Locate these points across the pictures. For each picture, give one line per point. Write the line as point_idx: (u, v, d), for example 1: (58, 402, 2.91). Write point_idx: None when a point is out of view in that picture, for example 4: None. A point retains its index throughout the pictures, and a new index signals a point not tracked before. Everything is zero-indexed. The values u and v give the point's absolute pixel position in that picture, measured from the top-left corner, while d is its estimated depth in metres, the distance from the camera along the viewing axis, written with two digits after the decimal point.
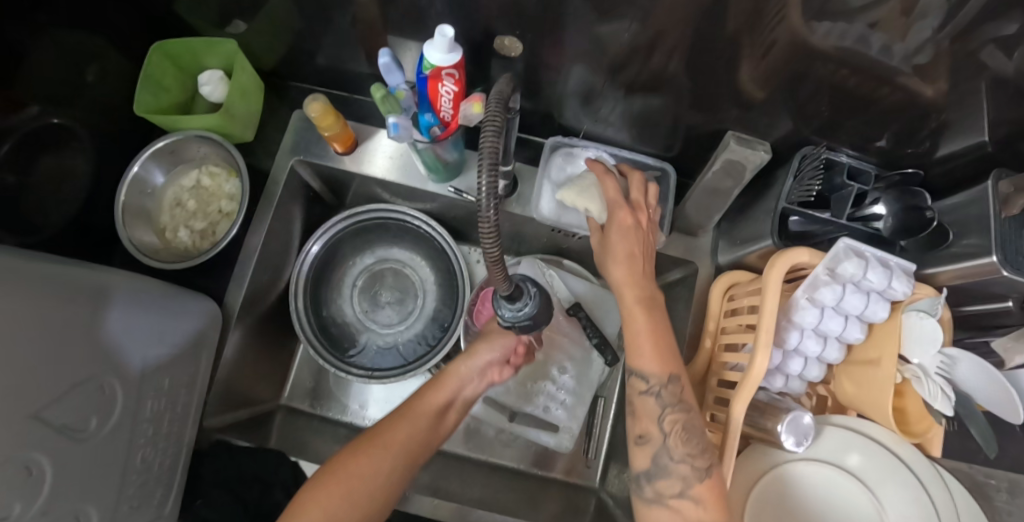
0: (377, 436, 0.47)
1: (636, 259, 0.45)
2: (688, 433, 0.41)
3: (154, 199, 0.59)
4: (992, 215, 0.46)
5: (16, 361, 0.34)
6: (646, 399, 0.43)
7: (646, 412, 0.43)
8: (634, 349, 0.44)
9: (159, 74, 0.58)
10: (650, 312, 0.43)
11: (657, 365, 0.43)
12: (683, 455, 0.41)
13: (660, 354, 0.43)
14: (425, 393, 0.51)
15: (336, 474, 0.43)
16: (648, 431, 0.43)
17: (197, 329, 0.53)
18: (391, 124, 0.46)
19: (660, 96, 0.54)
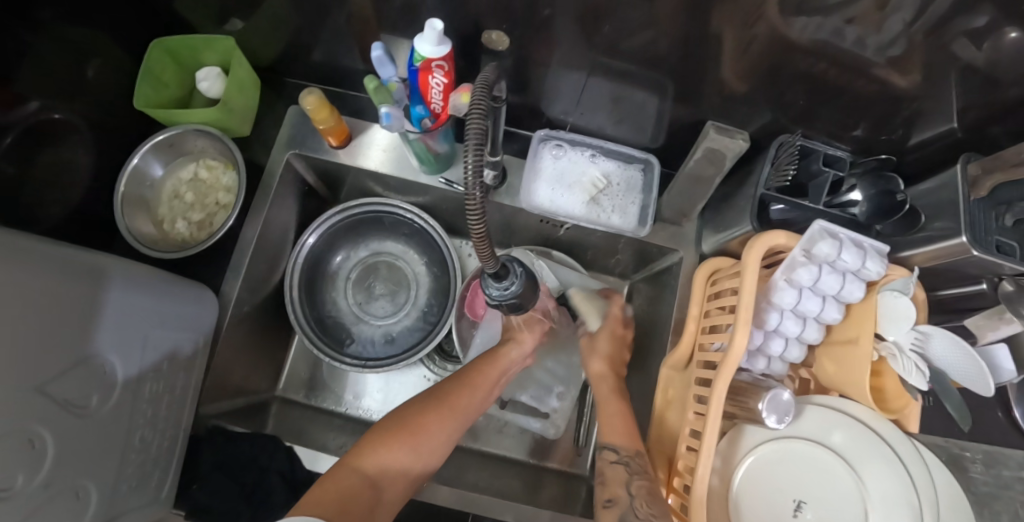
0: (449, 399, 0.51)
1: (609, 359, 0.59)
2: (651, 497, 0.46)
3: (153, 191, 0.60)
4: (961, 198, 0.48)
5: (21, 338, 0.36)
6: (616, 468, 0.49)
7: (616, 478, 0.48)
8: (607, 427, 0.52)
9: (157, 69, 0.60)
10: (620, 400, 0.55)
11: (627, 439, 0.51)
12: (646, 514, 0.44)
13: (622, 429, 0.52)
14: (482, 367, 0.56)
15: (396, 425, 0.48)
16: (617, 496, 0.47)
17: (196, 316, 0.55)
18: (384, 114, 0.48)
19: (645, 89, 0.56)
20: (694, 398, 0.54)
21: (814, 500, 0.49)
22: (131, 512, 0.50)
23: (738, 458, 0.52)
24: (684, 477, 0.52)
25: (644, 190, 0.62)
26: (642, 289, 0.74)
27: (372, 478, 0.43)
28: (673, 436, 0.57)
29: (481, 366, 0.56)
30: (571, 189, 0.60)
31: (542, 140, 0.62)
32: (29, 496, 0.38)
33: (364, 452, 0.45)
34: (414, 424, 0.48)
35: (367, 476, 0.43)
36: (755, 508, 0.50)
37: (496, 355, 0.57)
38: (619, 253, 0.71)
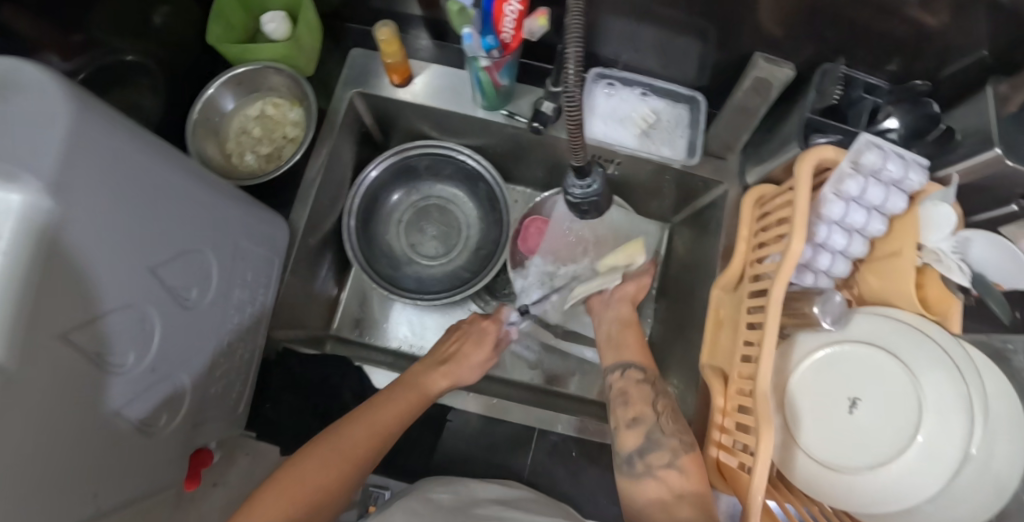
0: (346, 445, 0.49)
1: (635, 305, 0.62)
2: (675, 416, 0.50)
3: (223, 124, 0.63)
4: (993, 117, 0.52)
5: (137, 219, 0.37)
6: (640, 387, 0.53)
7: (641, 398, 0.52)
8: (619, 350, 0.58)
9: (227, 11, 0.62)
10: (637, 325, 0.60)
11: (644, 358, 0.56)
12: (673, 430, 0.48)
13: (642, 352, 0.57)
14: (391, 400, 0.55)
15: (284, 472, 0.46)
16: (642, 414, 0.50)
17: (272, 236, 0.56)
18: (465, 35, 0.52)
19: (686, 38, 0.60)
20: (747, 311, 0.57)
21: (869, 398, 0.52)
22: (211, 421, 0.52)
23: (792, 366, 0.56)
24: (741, 384, 0.55)
25: (692, 126, 0.66)
26: (683, 230, 0.78)
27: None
28: (725, 352, 0.60)
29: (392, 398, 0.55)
30: (622, 123, 0.65)
31: (595, 78, 0.65)
32: (139, 375, 0.39)
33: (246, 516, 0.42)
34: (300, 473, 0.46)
35: None
36: (811, 407, 0.54)
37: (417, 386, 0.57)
38: (663, 191, 0.75)
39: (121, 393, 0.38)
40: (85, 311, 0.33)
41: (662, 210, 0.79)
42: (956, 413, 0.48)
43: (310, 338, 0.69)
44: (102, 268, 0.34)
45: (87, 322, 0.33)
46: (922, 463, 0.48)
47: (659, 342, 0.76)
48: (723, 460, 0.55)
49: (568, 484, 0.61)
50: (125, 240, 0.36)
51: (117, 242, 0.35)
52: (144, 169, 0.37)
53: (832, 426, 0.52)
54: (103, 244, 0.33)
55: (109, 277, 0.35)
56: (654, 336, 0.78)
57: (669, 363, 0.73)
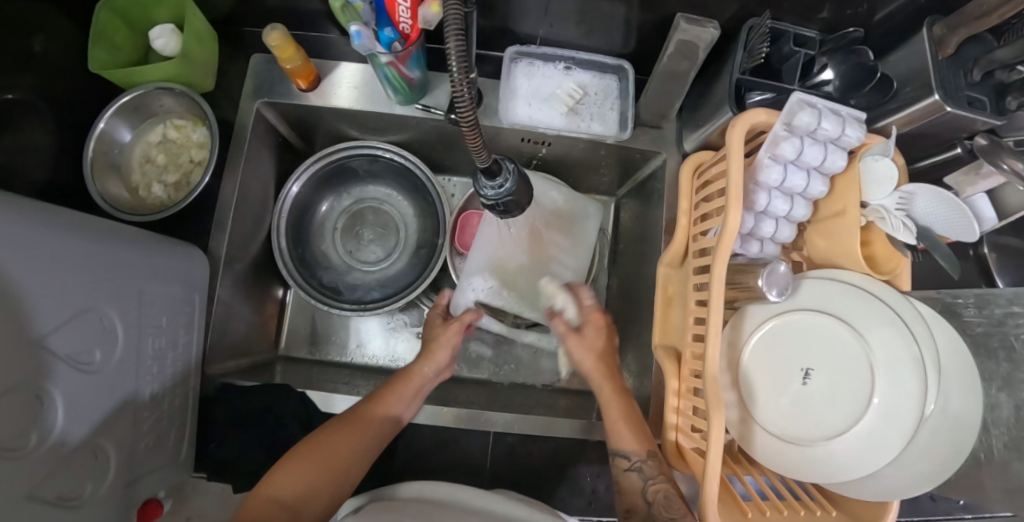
0: (358, 421, 0.50)
1: (600, 359, 0.55)
2: (669, 499, 0.48)
3: (122, 156, 0.59)
4: (930, 60, 0.48)
5: (10, 296, 0.33)
6: (631, 477, 0.51)
7: (631, 489, 0.50)
8: (614, 434, 0.53)
9: (108, 32, 0.57)
10: (620, 400, 0.54)
11: (635, 444, 0.51)
12: (668, 520, 0.47)
13: (636, 437, 0.52)
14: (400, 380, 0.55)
15: (308, 449, 0.47)
16: (634, 506, 0.50)
17: (186, 273, 0.53)
18: (354, 33, 0.47)
19: (608, 8, 0.55)
20: (694, 289, 0.55)
21: (821, 367, 0.51)
22: (151, 474, 0.50)
23: (744, 340, 0.55)
24: (692, 366, 0.54)
25: (622, 97, 0.62)
26: (628, 204, 0.75)
27: (284, 504, 0.42)
28: (676, 330, 0.58)
29: (396, 382, 0.56)
30: (548, 102, 0.61)
31: (514, 56, 0.61)
32: (44, 457, 0.37)
33: (277, 480, 0.44)
34: (326, 438, 0.48)
35: (282, 502, 0.42)
36: (765, 382, 0.52)
37: (411, 370, 0.56)
38: (603, 167, 0.72)
39: (33, 474, 0.36)
40: None
41: (605, 185, 0.76)
42: (908, 375, 0.46)
43: (254, 365, 0.66)
44: None
45: None
46: (881, 426, 0.47)
47: (613, 321, 0.74)
48: (682, 443, 0.54)
49: (533, 484, 0.59)
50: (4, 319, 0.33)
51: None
52: (6, 236, 0.34)
53: (786, 398, 0.51)
54: None
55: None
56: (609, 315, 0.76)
57: (624, 342, 0.71)
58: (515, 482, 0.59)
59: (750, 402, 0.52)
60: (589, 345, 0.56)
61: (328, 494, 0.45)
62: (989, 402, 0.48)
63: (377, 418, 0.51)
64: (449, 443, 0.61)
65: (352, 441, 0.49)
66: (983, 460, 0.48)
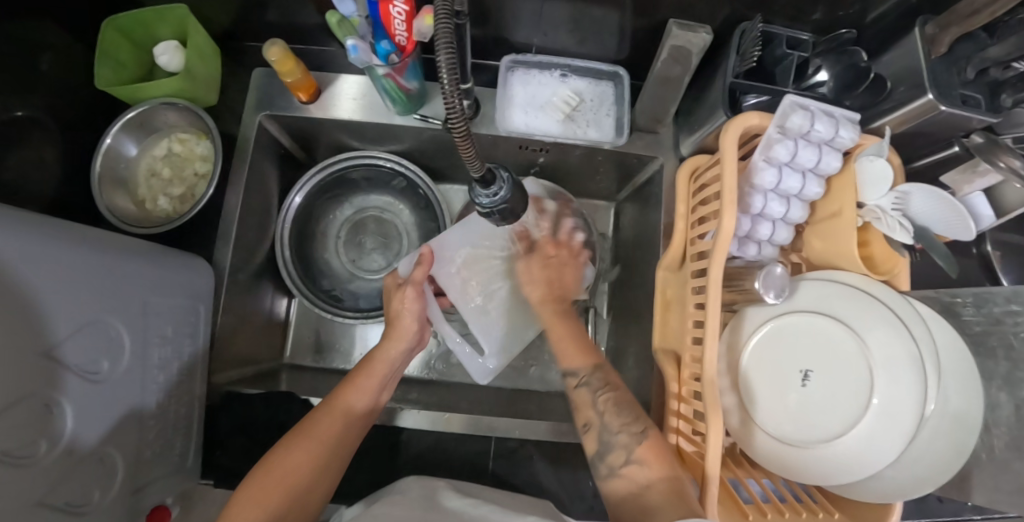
0: (312, 430, 0.48)
1: (546, 283, 0.61)
2: (619, 407, 0.49)
3: (129, 170, 0.60)
4: (922, 60, 0.49)
5: (18, 308, 0.35)
6: (581, 391, 0.52)
7: (583, 403, 0.51)
8: (560, 353, 0.56)
9: (114, 50, 0.58)
10: (563, 320, 0.59)
11: (582, 360, 0.54)
12: (621, 426, 0.48)
13: (578, 351, 0.55)
14: (355, 378, 0.53)
15: (267, 469, 0.44)
16: (588, 419, 0.50)
17: (191, 283, 0.55)
18: (350, 47, 0.49)
19: (600, 16, 0.56)
20: (692, 292, 0.55)
21: (820, 369, 0.51)
22: (158, 481, 0.51)
23: (743, 342, 0.55)
24: (692, 369, 0.54)
25: (617, 103, 0.63)
26: (628, 208, 0.75)
27: None
28: (675, 334, 0.58)
29: (359, 373, 0.54)
30: (543, 109, 0.61)
31: (510, 65, 0.62)
32: (53, 464, 0.38)
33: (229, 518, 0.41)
34: (277, 458, 0.45)
35: None
36: (764, 384, 0.52)
37: (373, 357, 0.55)
38: (601, 172, 0.72)
39: (43, 481, 0.37)
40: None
41: (605, 190, 0.77)
42: (907, 376, 0.46)
43: (260, 373, 0.67)
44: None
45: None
46: (882, 424, 0.46)
47: (615, 325, 0.75)
48: (682, 446, 0.54)
49: (534, 488, 0.60)
50: (14, 330, 0.34)
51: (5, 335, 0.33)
52: (13, 251, 0.35)
53: (785, 400, 0.51)
54: None
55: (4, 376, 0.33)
56: (611, 319, 0.77)
57: (626, 346, 0.72)
58: (517, 487, 0.60)
59: (750, 404, 0.52)
60: (548, 267, 0.62)
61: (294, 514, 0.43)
62: (990, 401, 0.48)
63: (334, 422, 0.49)
64: (451, 448, 0.61)
65: (304, 458, 0.46)
66: (985, 460, 0.48)
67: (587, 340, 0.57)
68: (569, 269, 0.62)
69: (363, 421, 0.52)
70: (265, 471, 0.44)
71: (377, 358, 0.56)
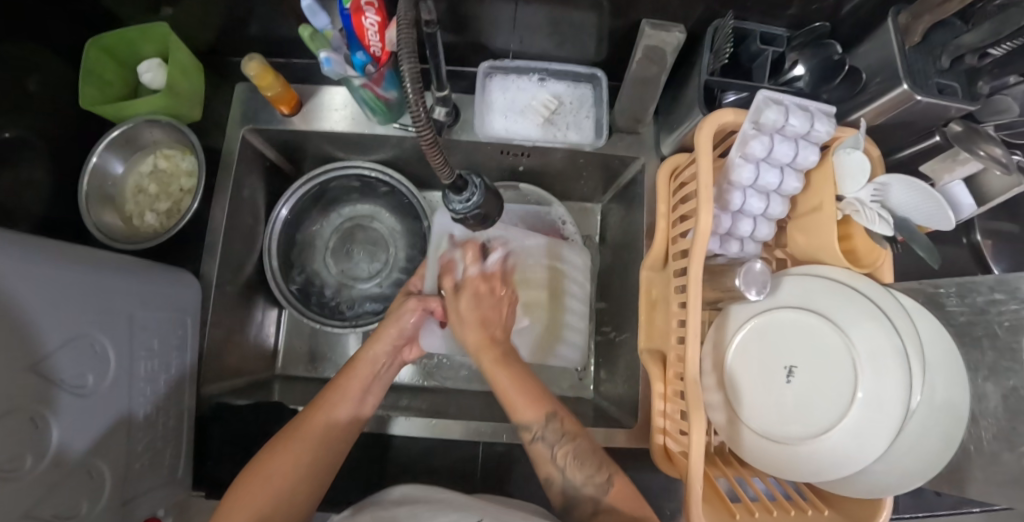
0: (300, 433, 0.49)
1: (482, 323, 0.56)
2: (578, 460, 0.47)
3: (116, 188, 0.61)
4: (896, 49, 0.48)
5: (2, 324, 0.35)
6: (538, 446, 0.48)
7: (542, 457, 0.48)
8: (512, 406, 0.50)
9: (98, 69, 0.60)
10: (506, 365, 0.53)
11: (534, 411, 0.49)
12: (584, 478, 0.46)
13: (531, 402, 0.50)
14: (343, 382, 0.53)
15: (251, 479, 0.44)
16: (550, 473, 0.48)
17: (177, 297, 0.55)
18: (323, 59, 0.49)
19: (576, 18, 0.56)
20: (675, 291, 0.55)
21: (805, 365, 0.51)
22: (147, 494, 0.51)
23: (728, 340, 0.55)
24: (677, 368, 0.54)
25: (597, 105, 0.63)
26: (613, 209, 0.75)
27: None
28: (660, 333, 0.58)
29: (347, 373, 0.55)
30: (523, 114, 0.62)
31: (488, 71, 0.62)
32: (40, 477, 0.38)
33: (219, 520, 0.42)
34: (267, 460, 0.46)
35: None
36: (749, 383, 0.52)
37: (361, 357, 0.56)
38: (584, 174, 0.72)
39: (28, 495, 0.37)
40: None
41: (590, 192, 0.77)
42: (891, 367, 0.46)
43: (251, 384, 0.68)
44: None
45: None
46: (866, 418, 0.46)
47: (604, 326, 0.74)
48: (669, 446, 0.54)
49: (523, 491, 0.60)
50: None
51: None
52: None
53: (771, 399, 0.51)
54: None
55: None
56: (600, 320, 0.76)
57: (614, 348, 0.71)
58: (507, 490, 0.60)
59: (735, 402, 0.52)
60: (481, 298, 0.57)
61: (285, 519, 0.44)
62: (977, 392, 0.47)
63: (325, 422, 0.50)
64: (442, 452, 0.61)
65: (293, 460, 0.46)
66: (973, 452, 0.47)
67: (540, 387, 0.52)
68: (500, 303, 0.58)
69: (357, 419, 0.53)
70: (255, 474, 0.45)
71: (371, 356, 0.56)
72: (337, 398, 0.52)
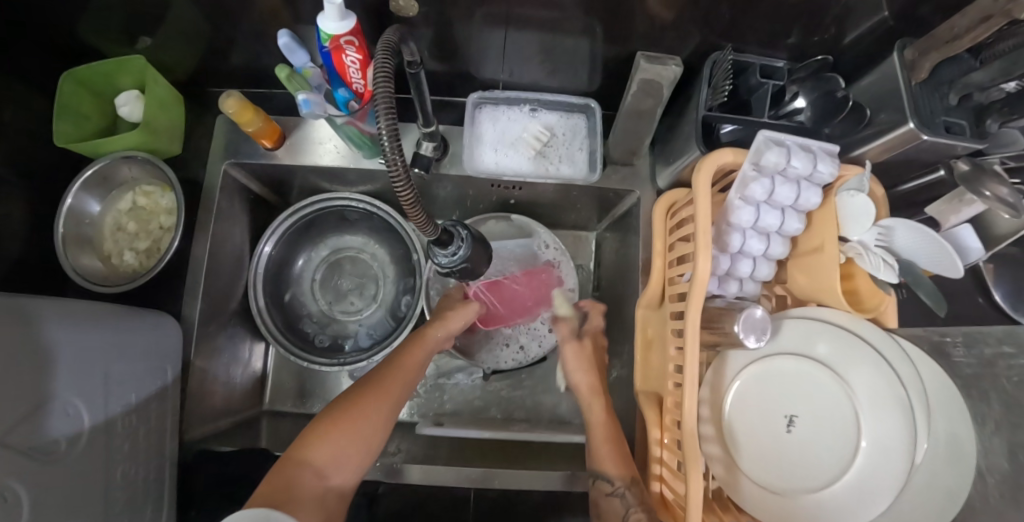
0: (383, 386, 0.51)
1: (592, 369, 0.60)
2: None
3: (93, 228, 0.59)
4: (902, 84, 0.46)
5: None
6: (614, 502, 0.49)
7: (612, 512, 0.49)
8: (597, 456, 0.53)
9: (74, 104, 0.58)
10: (609, 417, 0.56)
11: (619, 468, 0.51)
12: None
13: (618, 460, 0.52)
14: (408, 350, 0.55)
15: (338, 417, 0.47)
16: None
17: (156, 344, 0.53)
18: (302, 101, 0.47)
19: (568, 47, 0.54)
20: (672, 333, 0.53)
21: (806, 414, 0.49)
22: None
23: (726, 384, 0.53)
24: (674, 415, 0.52)
25: (590, 136, 0.61)
26: (608, 238, 0.73)
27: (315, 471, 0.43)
28: (657, 375, 0.56)
29: (410, 345, 0.57)
30: (514, 147, 0.59)
31: (477, 103, 0.60)
32: None
33: (308, 447, 0.44)
34: (358, 398, 0.49)
35: (313, 466, 0.43)
36: (748, 430, 0.50)
37: (423, 337, 0.57)
38: (579, 205, 0.70)
39: None
40: None
41: (585, 220, 0.75)
42: (894, 418, 0.45)
43: (237, 424, 0.66)
44: None
45: None
46: (868, 471, 0.45)
47: None
48: (666, 494, 0.52)
49: None
50: None
51: None
52: None
53: (772, 446, 0.49)
54: None
55: None
56: None
57: (610, 383, 0.69)
58: None
59: (735, 451, 0.50)
60: (585, 352, 0.61)
61: (360, 459, 0.46)
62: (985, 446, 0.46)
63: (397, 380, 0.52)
64: (435, 497, 0.60)
65: (373, 407, 0.48)
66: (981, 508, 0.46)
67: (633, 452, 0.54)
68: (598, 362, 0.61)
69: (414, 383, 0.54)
70: (344, 413, 0.47)
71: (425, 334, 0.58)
72: (393, 370, 0.53)
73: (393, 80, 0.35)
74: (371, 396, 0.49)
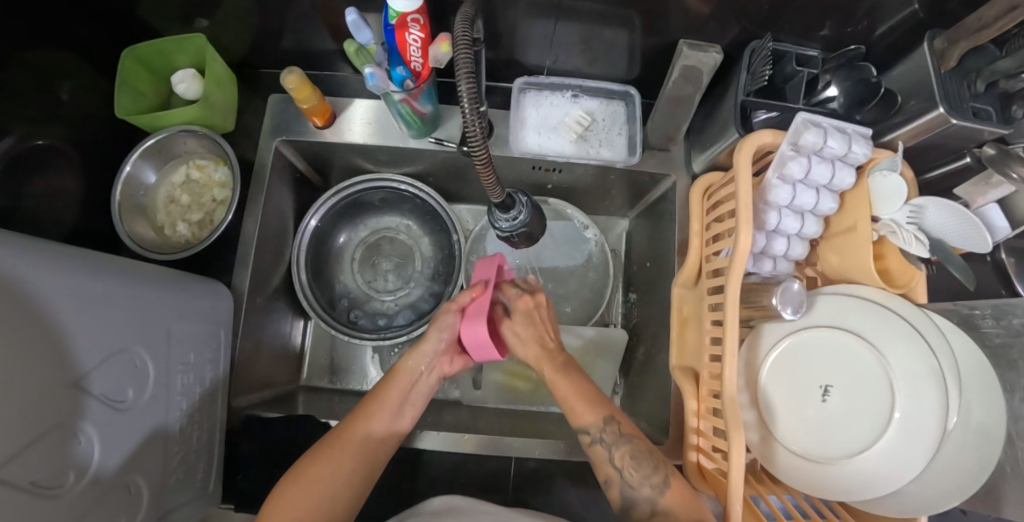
0: (347, 439, 0.48)
1: (540, 341, 0.55)
2: (636, 461, 0.47)
3: (148, 198, 0.61)
4: (932, 73, 0.49)
5: (44, 341, 0.34)
6: (597, 448, 0.49)
7: (601, 459, 0.49)
8: (570, 409, 0.52)
9: (134, 80, 0.60)
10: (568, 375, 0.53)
11: (593, 415, 0.50)
12: (641, 479, 0.46)
13: (588, 406, 0.51)
14: (381, 391, 0.53)
15: (292, 486, 0.44)
16: (609, 475, 0.48)
17: (210, 310, 0.55)
18: (368, 75, 0.50)
19: (610, 37, 0.57)
20: (709, 308, 0.55)
21: (840, 384, 0.50)
22: (182, 508, 0.51)
23: (761, 358, 0.55)
24: (711, 386, 0.54)
25: (629, 122, 0.63)
26: (640, 224, 0.76)
27: None
28: (693, 351, 0.58)
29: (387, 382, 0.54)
30: (556, 130, 0.62)
31: (522, 87, 0.63)
32: (83, 494, 0.38)
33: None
34: (319, 461, 0.46)
35: None
36: (783, 400, 0.52)
37: (399, 369, 0.54)
38: (613, 190, 0.73)
39: (72, 511, 0.37)
40: (22, 438, 0.32)
41: (617, 206, 0.77)
42: (928, 386, 0.46)
43: (277, 397, 0.67)
44: (24, 395, 0.32)
45: (25, 449, 0.32)
46: (902, 437, 0.46)
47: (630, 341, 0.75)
48: (703, 463, 0.54)
49: (555, 508, 0.60)
50: (38, 365, 0.34)
51: (29, 367, 0.33)
52: (40, 285, 0.35)
53: (808, 416, 0.50)
54: (16, 374, 0.32)
55: (34, 404, 0.33)
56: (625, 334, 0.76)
57: (642, 363, 0.71)
58: (537, 504, 0.60)
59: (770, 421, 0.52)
60: (533, 318, 0.56)
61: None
62: (1014, 414, 0.48)
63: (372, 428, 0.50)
64: (474, 468, 0.61)
65: (335, 471, 0.46)
66: (1010, 472, 0.48)
67: (597, 390, 0.53)
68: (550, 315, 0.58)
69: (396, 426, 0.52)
70: (300, 479, 0.45)
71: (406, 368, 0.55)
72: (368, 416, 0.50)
73: (473, 52, 0.37)
74: (330, 453, 0.47)
